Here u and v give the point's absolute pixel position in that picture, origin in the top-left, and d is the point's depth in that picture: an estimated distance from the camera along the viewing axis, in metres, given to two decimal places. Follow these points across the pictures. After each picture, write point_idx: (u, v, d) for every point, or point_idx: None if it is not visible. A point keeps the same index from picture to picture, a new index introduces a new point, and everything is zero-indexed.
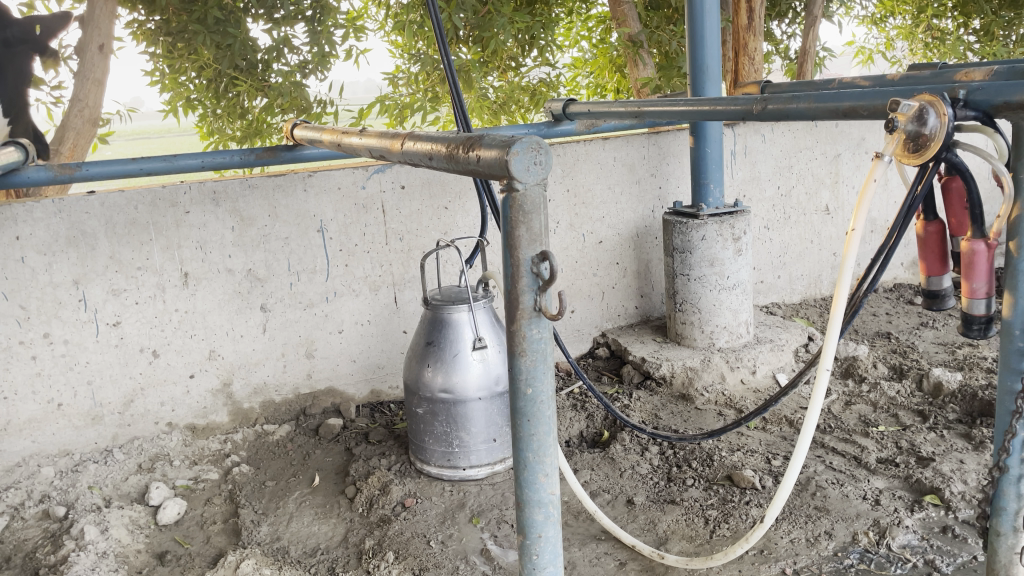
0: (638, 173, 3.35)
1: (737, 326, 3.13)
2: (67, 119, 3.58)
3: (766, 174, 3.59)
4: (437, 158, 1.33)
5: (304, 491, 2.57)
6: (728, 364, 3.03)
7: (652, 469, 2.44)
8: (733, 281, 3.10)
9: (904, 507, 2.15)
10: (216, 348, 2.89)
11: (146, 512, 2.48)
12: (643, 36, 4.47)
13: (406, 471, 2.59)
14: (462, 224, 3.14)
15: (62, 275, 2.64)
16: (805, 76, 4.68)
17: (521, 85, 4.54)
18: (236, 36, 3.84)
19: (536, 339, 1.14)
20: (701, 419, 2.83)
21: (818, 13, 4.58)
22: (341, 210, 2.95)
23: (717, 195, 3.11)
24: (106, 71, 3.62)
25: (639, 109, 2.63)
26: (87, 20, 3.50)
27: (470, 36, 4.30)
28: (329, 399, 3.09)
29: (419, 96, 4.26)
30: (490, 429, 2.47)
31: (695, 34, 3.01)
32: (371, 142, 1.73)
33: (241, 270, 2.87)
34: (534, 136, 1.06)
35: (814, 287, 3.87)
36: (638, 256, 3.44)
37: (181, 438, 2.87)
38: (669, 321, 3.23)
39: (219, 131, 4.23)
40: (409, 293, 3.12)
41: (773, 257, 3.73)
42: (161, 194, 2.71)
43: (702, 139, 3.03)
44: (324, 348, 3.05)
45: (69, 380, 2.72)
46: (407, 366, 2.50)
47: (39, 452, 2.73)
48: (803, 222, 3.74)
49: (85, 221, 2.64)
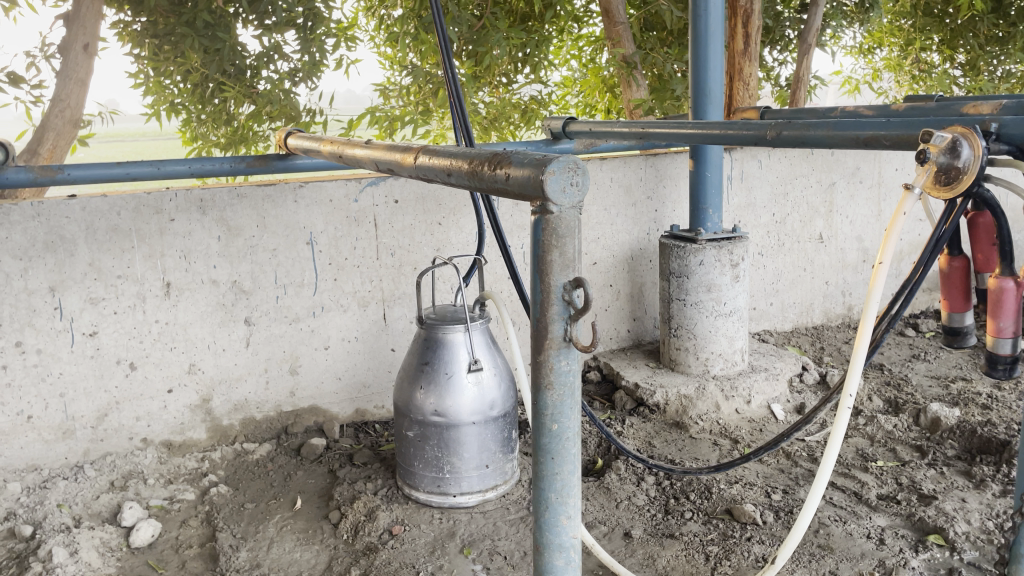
0: (634, 195, 3.30)
1: (732, 353, 3.08)
2: (47, 119, 3.46)
3: (762, 201, 3.56)
4: (456, 174, 1.26)
5: (285, 514, 2.46)
6: (723, 393, 2.98)
7: (649, 500, 2.37)
8: (730, 308, 3.05)
9: (909, 547, 2.10)
10: (196, 362, 2.78)
11: (118, 533, 2.36)
12: (637, 57, 4.42)
13: (392, 496, 2.49)
14: (455, 241, 3.06)
15: (38, 281, 2.53)
16: (798, 104, 4.68)
17: (512, 102, 4.48)
18: (225, 40, 3.77)
19: (564, 372, 1.06)
20: (696, 448, 2.77)
21: (812, 42, 4.58)
22: (332, 222, 2.86)
23: (715, 220, 3.07)
24: (89, 71, 3.51)
25: (644, 131, 2.58)
26: (71, 18, 3.40)
27: (464, 50, 4.25)
28: (311, 418, 2.99)
29: (409, 109, 4.22)
30: (483, 455, 2.38)
31: (699, 57, 2.98)
32: (377, 155, 1.65)
33: (226, 282, 2.76)
34: (572, 156, 0.99)
35: (806, 316, 3.84)
36: (632, 279, 3.39)
37: (156, 455, 2.76)
38: (663, 347, 3.18)
39: (202, 138, 4.10)
40: (398, 310, 3.03)
41: (765, 284, 3.69)
42: (145, 200, 2.61)
43: (702, 163, 2.99)
44: (308, 364, 2.95)
45: (40, 392, 2.60)
46: (398, 387, 2.41)
47: (5, 467, 2.59)
48: (796, 249, 3.71)
49: (64, 226, 2.53)
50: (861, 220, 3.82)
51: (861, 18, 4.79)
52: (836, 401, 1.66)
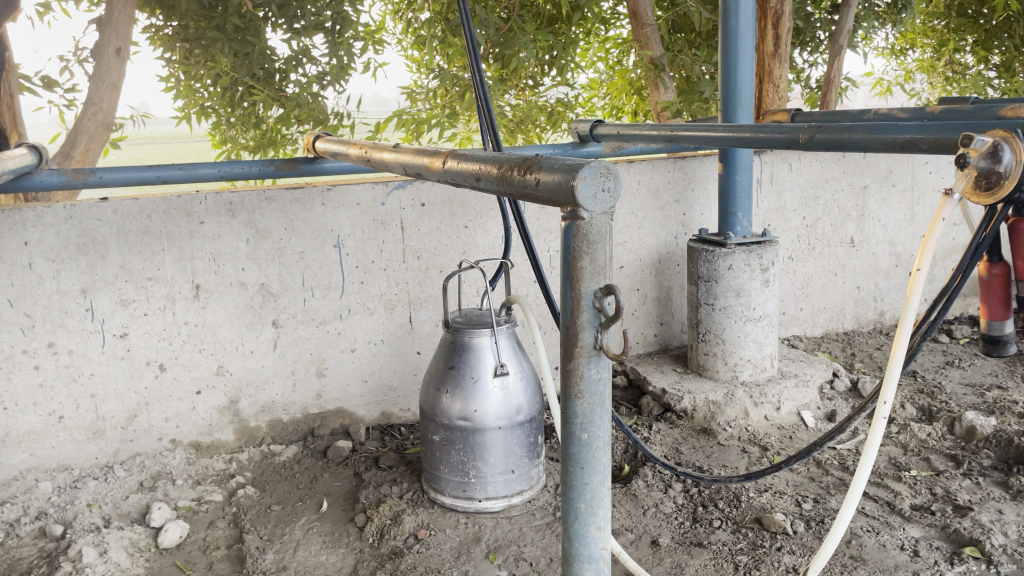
0: (662, 199, 3.27)
1: (762, 359, 3.04)
2: (80, 122, 3.51)
3: (792, 204, 3.51)
4: (485, 178, 1.25)
5: (311, 517, 2.47)
6: (752, 399, 2.94)
7: (677, 508, 2.34)
8: (759, 313, 3.01)
9: (943, 559, 2.05)
10: (225, 363, 2.80)
11: (147, 534, 2.38)
12: (665, 59, 4.37)
13: (418, 500, 2.48)
14: (481, 244, 3.05)
15: (70, 283, 2.56)
16: (829, 106, 4.63)
17: (538, 105, 4.46)
18: (255, 44, 3.78)
19: (594, 380, 1.05)
20: (724, 455, 2.73)
21: (843, 43, 4.51)
22: (359, 225, 2.86)
23: (745, 224, 3.03)
24: (122, 75, 3.55)
25: (672, 134, 2.55)
26: (104, 22, 3.43)
27: (491, 53, 4.26)
28: (337, 421, 2.99)
29: (437, 112, 4.23)
30: (509, 460, 2.37)
31: (728, 58, 2.95)
32: (405, 159, 1.65)
33: (254, 284, 2.78)
34: (604, 161, 0.98)
35: (836, 321, 3.78)
36: (659, 283, 3.36)
37: (185, 456, 2.78)
38: (691, 352, 3.15)
39: (232, 140, 4.20)
40: (424, 313, 3.03)
41: (795, 288, 3.64)
42: (175, 203, 2.63)
43: (731, 166, 2.96)
44: (335, 367, 2.95)
45: (71, 393, 2.63)
46: (423, 391, 2.41)
47: (37, 466, 2.63)
48: (827, 254, 3.66)
49: (96, 228, 2.55)
50: (893, 224, 3.76)
51: (893, 19, 4.72)
52: (871, 410, 1.62)
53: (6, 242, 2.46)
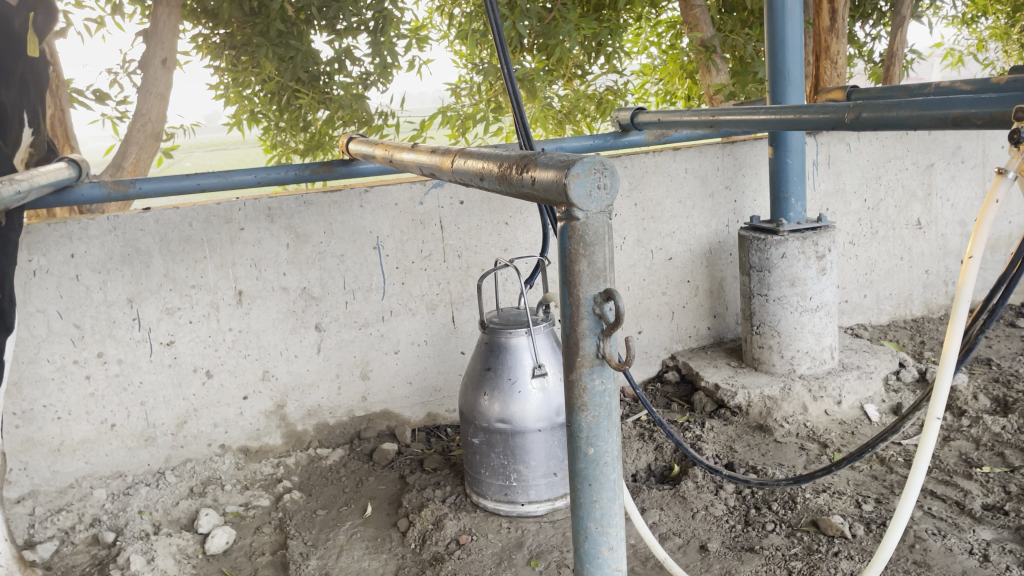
0: (711, 186, 3.15)
1: (820, 351, 2.89)
2: (130, 134, 3.58)
3: (852, 186, 3.34)
4: (489, 178, 1.19)
5: (355, 522, 2.45)
6: (811, 394, 2.81)
7: (728, 511, 2.24)
8: (816, 303, 2.86)
9: (1017, 564, 1.90)
10: (270, 368, 2.81)
11: (195, 540, 2.40)
12: (717, 40, 4.22)
13: (460, 504, 2.44)
14: (523, 240, 2.99)
15: (116, 293, 2.59)
16: (893, 81, 4.39)
17: (587, 94, 4.35)
18: (298, 48, 3.79)
19: (599, 392, 0.97)
20: (781, 453, 2.61)
21: (907, 13, 4.27)
22: (398, 226, 2.83)
23: (799, 209, 2.88)
24: (169, 85, 3.60)
25: (714, 119, 2.44)
26: (150, 34, 3.48)
27: (535, 44, 4.18)
28: (384, 423, 2.98)
29: (481, 107, 4.15)
30: (551, 462, 2.30)
31: (776, 37, 2.80)
32: (421, 159, 1.60)
33: (296, 289, 2.78)
34: (598, 156, 0.91)
35: (904, 307, 3.59)
36: (711, 274, 3.24)
37: (234, 461, 2.80)
38: (745, 345, 3.02)
39: (282, 144, 4.22)
40: (467, 313, 2.99)
41: (858, 275, 3.46)
42: (215, 210, 2.65)
43: (782, 150, 2.82)
44: (379, 368, 2.93)
45: (122, 401, 2.67)
46: (462, 393, 2.36)
47: (92, 474, 2.68)
48: (892, 237, 3.47)
49: (140, 238, 2.59)
50: (963, 203, 3.54)
51: None
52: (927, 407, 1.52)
53: (53, 256, 2.51)
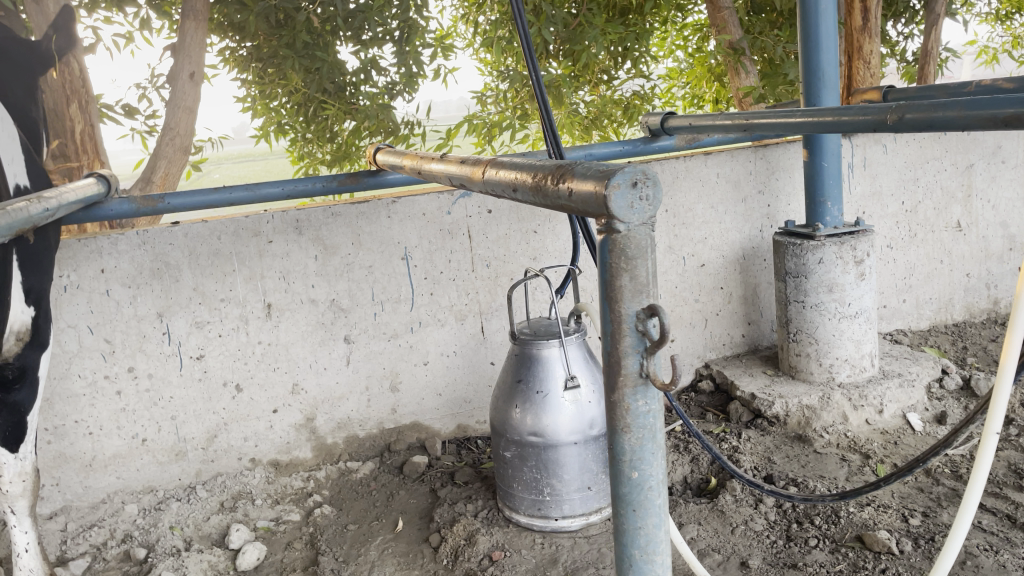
0: (744, 190, 3.08)
1: (860, 359, 2.81)
2: (159, 148, 3.60)
3: (889, 188, 3.26)
4: (522, 189, 1.15)
5: (387, 537, 2.42)
6: (851, 402, 2.73)
7: (768, 525, 2.17)
8: (856, 309, 2.79)
9: None
10: (300, 381, 2.79)
11: (226, 556, 2.38)
12: (745, 42, 4.12)
13: (493, 519, 2.40)
14: (552, 248, 2.94)
15: (146, 308, 2.59)
16: (928, 80, 4.29)
17: (613, 99, 4.30)
18: (324, 59, 3.78)
19: (642, 413, 0.93)
20: (822, 464, 2.53)
21: (942, 11, 4.18)
22: (426, 236, 2.80)
23: (836, 213, 2.81)
24: (197, 98, 3.62)
25: (748, 122, 2.37)
26: (178, 48, 3.50)
27: (561, 49, 4.13)
28: (414, 435, 2.94)
29: (507, 114, 4.11)
30: (584, 476, 2.25)
31: (809, 36, 2.74)
32: (450, 170, 1.57)
33: (325, 301, 2.76)
34: (640, 165, 0.87)
35: (945, 312, 3.49)
36: (745, 280, 3.17)
37: (264, 475, 2.78)
38: (782, 353, 2.95)
39: (309, 155, 4.25)
40: (497, 323, 2.95)
41: (897, 279, 3.37)
42: (244, 223, 2.64)
43: (817, 152, 2.75)
44: (409, 380, 2.90)
45: (153, 415, 2.67)
46: (493, 406, 2.32)
47: (124, 488, 2.68)
48: (931, 239, 3.38)
49: (168, 252, 2.58)
50: (1005, 204, 3.45)
51: None
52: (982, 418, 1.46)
53: (84, 271, 2.51)
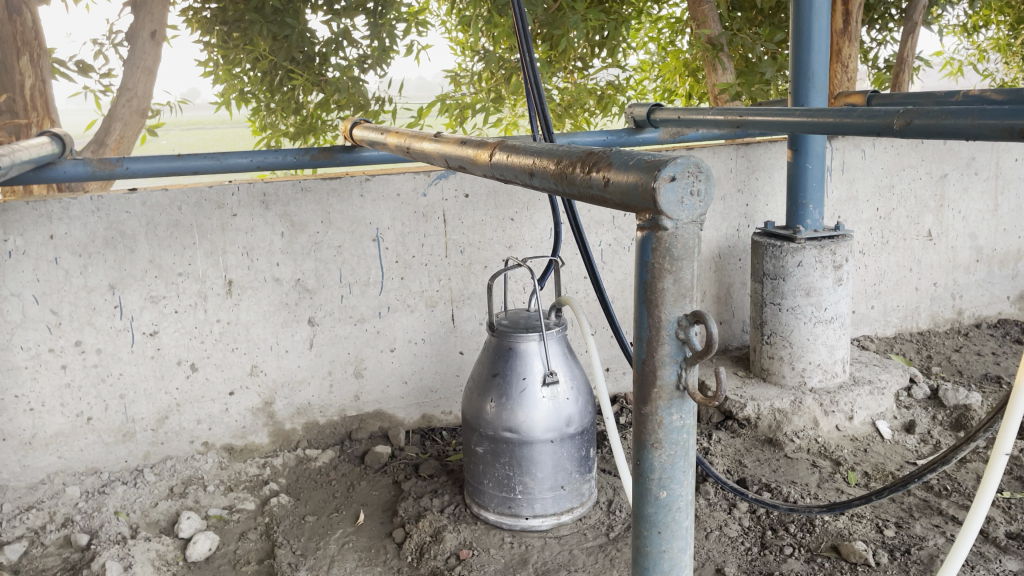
0: (723, 188, 3.03)
1: (832, 364, 2.80)
2: (114, 108, 3.40)
3: (865, 194, 3.24)
4: (541, 176, 1.06)
5: (347, 530, 2.32)
6: (822, 408, 2.71)
7: (743, 531, 2.13)
8: (831, 314, 2.77)
9: None
10: (259, 363, 2.66)
11: (175, 545, 2.25)
12: (724, 38, 4.07)
13: (460, 515, 2.31)
14: (528, 237, 2.86)
15: (97, 279, 2.43)
16: (901, 88, 4.31)
17: (587, 87, 4.15)
18: (294, 26, 3.63)
19: (676, 428, 0.86)
20: (792, 469, 2.51)
21: (918, 19, 4.19)
22: (399, 217, 2.69)
23: (816, 216, 2.78)
24: (157, 59, 3.42)
25: (741, 119, 2.28)
26: (139, 4, 3.31)
27: (540, 33, 4.01)
28: (376, 423, 2.84)
29: (482, 96, 3.95)
30: (558, 475, 2.18)
31: (801, 35, 2.70)
32: (448, 151, 1.47)
33: (289, 280, 2.63)
34: (694, 157, 0.79)
35: (911, 319, 3.51)
36: (719, 279, 3.13)
37: (217, 460, 2.65)
38: (754, 355, 2.92)
39: (272, 127, 4.01)
40: (468, 311, 2.85)
41: (866, 285, 3.37)
42: (207, 194, 2.49)
43: (802, 154, 2.71)
44: (374, 367, 2.79)
45: (100, 393, 2.51)
46: (466, 399, 2.23)
47: (65, 469, 2.52)
48: (902, 247, 3.38)
49: (125, 221, 2.42)
50: (975, 216, 3.47)
51: None
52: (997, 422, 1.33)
53: (31, 236, 2.34)
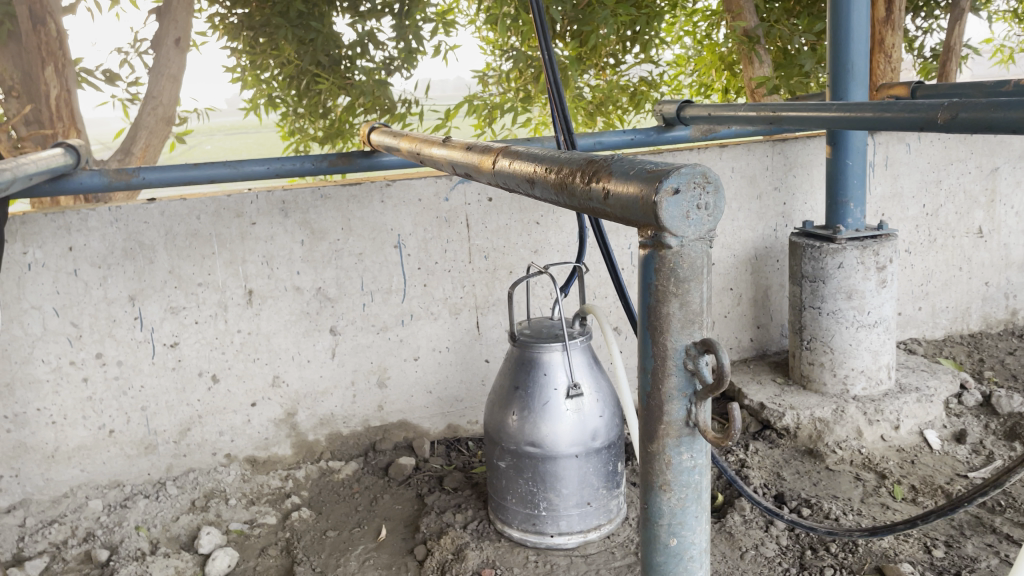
0: (759, 187, 2.91)
1: (876, 371, 2.66)
2: (140, 117, 3.39)
3: (910, 190, 3.09)
4: (542, 185, 0.97)
5: (368, 546, 2.26)
6: (866, 417, 2.57)
7: (780, 551, 2.02)
8: (874, 318, 2.63)
9: None
10: (281, 373, 2.61)
11: (194, 561, 2.21)
12: (760, 30, 3.92)
13: (483, 531, 2.24)
14: (554, 241, 2.77)
15: (117, 290, 2.40)
16: (948, 78, 4.11)
17: (619, 84, 4.04)
18: (319, 30, 3.59)
19: (687, 469, 0.79)
20: (834, 483, 2.38)
21: (966, 5, 4.00)
22: (421, 223, 2.62)
23: (858, 215, 2.64)
24: (182, 66, 3.40)
25: (774, 115, 2.16)
26: (163, 12, 3.30)
27: (568, 30, 3.90)
28: (401, 434, 2.78)
29: (509, 96, 3.88)
30: (584, 491, 2.09)
31: (839, 26, 2.57)
32: (455, 157, 1.39)
33: (310, 289, 2.58)
34: (701, 166, 0.70)
35: (961, 321, 3.34)
36: (756, 282, 3.01)
37: (240, 472, 2.61)
38: (793, 361, 2.79)
39: (301, 131, 3.97)
40: (493, 319, 2.77)
41: (913, 286, 3.21)
42: (225, 203, 2.45)
43: (842, 150, 2.58)
44: (398, 376, 2.73)
45: (121, 405, 2.49)
46: (488, 411, 2.15)
47: (88, 482, 2.50)
48: (950, 246, 3.22)
49: (143, 231, 2.39)
50: None
51: None
52: None
53: (50, 248, 2.32)
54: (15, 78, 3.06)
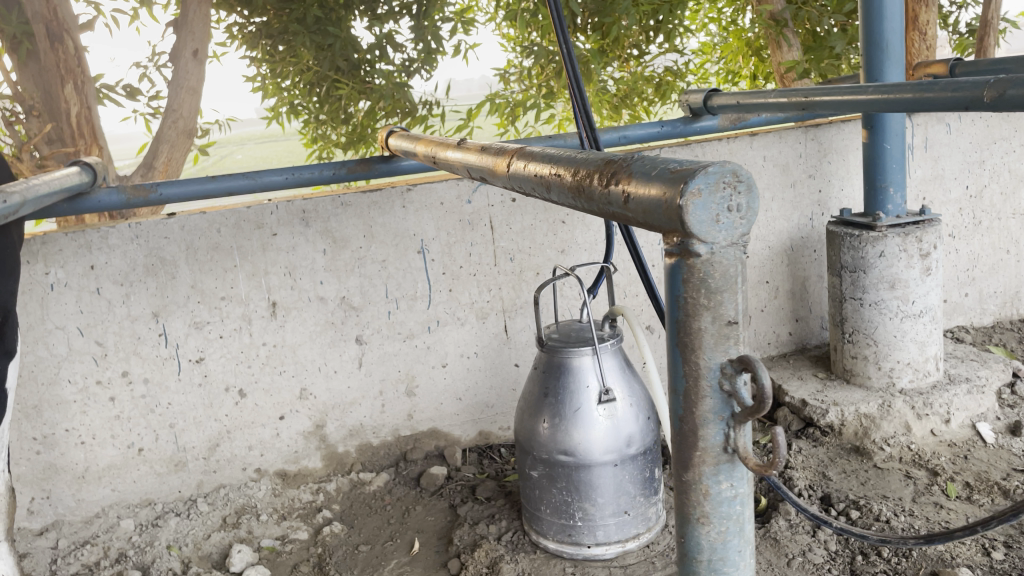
0: (793, 175, 2.80)
1: (924, 363, 2.54)
2: (161, 131, 3.37)
3: (951, 171, 2.95)
4: (555, 190, 0.92)
5: (401, 561, 2.20)
6: (914, 411, 2.47)
7: (829, 557, 1.93)
8: (920, 308, 2.51)
9: None
10: (308, 386, 2.57)
11: None
12: (788, 13, 3.79)
13: (518, 543, 2.18)
14: (582, 240, 2.70)
15: (140, 307, 2.38)
16: (987, 53, 3.94)
17: (644, 76, 3.92)
18: (336, 35, 3.53)
19: (728, 499, 0.82)
20: (884, 482, 2.28)
21: None
22: (444, 227, 2.56)
23: (898, 201, 2.52)
24: (201, 78, 3.38)
25: (807, 101, 2.04)
26: (180, 23, 3.27)
27: (589, 23, 3.77)
28: (432, 443, 2.72)
29: (532, 93, 3.80)
30: (621, 500, 2.02)
31: (871, 3, 2.46)
32: (469, 160, 1.33)
33: (334, 298, 2.53)
34: (730, 164, 0.71)
35: (1011, 307, 3.20)
36: (794, 273, 2.90)
37: (270, 487, 2.57)
38: (835, 355, 2.68)
39: (323, 138, 3.88)
40: (521, 322, 2.71)
41: (959, 271, 3.08)
42: (245, 214, 2.41)
43: (879, 133, 2.47)
44: (426, 384, 2.68)
45: (149, 423, 2.46)
46: (518, 419, 2.08)
47: (119, 502, 2.49)
48: (997, 228, 3.08)
49: (164, 247, 2.36)
50: None
51: None
52: None
53: (72, 267, 2.30)
54: (35, 98, 3.06)
